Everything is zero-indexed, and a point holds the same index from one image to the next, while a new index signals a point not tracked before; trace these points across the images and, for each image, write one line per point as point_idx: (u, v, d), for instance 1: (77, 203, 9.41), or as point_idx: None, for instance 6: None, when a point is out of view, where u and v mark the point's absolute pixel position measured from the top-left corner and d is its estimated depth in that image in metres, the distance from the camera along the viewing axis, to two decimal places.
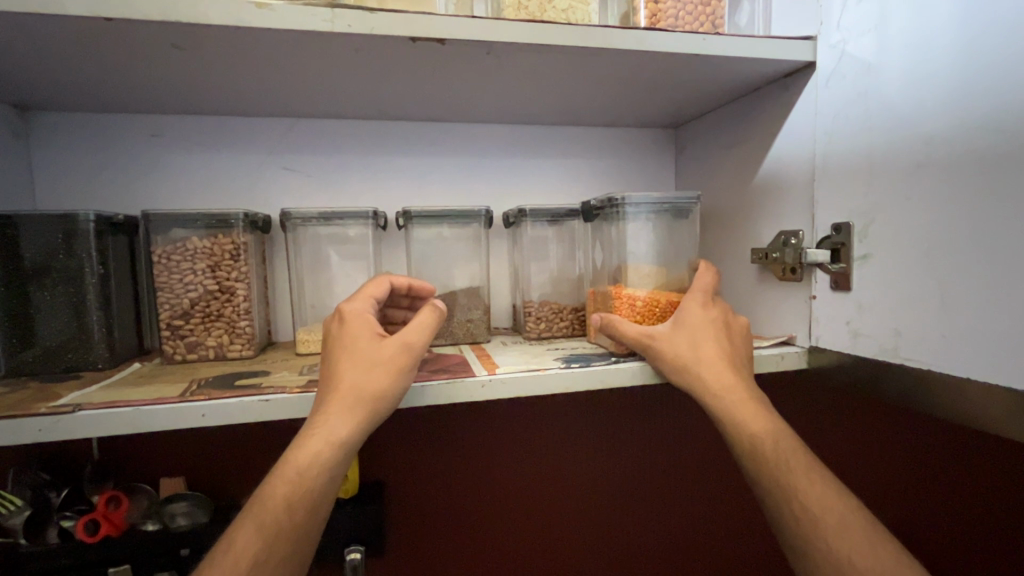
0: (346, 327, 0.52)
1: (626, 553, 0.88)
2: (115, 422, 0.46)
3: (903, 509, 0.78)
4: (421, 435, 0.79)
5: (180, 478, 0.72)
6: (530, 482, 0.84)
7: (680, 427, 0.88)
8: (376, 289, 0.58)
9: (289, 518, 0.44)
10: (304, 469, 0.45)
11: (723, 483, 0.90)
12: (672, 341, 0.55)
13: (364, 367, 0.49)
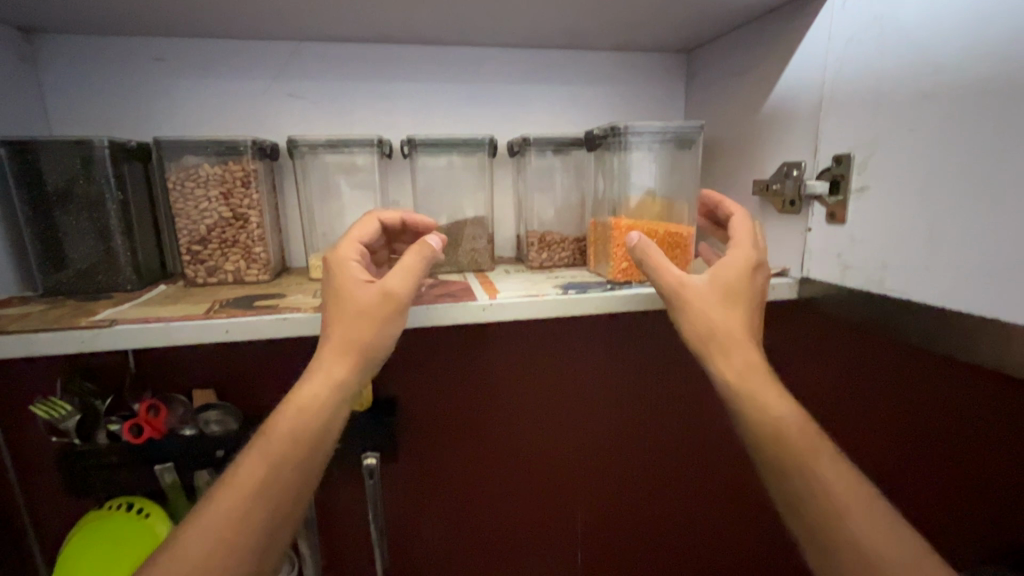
0: (332, 276, 0.54)
1: (617, 469, 0.96)
2: (147, 336, 0.51)
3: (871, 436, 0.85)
4: (428, 357, 0.84)
5: (210, 390, 0.79)
6: (532, 402, 0.90)
7: (675, 355, 0.93)
8: (360, 232, 0.60)
9: (292, 449, 0.47)
10: (305, 407, 0.49)
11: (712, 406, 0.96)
12: (704, 294, 0.53)
13: (353, 316, 0.52)
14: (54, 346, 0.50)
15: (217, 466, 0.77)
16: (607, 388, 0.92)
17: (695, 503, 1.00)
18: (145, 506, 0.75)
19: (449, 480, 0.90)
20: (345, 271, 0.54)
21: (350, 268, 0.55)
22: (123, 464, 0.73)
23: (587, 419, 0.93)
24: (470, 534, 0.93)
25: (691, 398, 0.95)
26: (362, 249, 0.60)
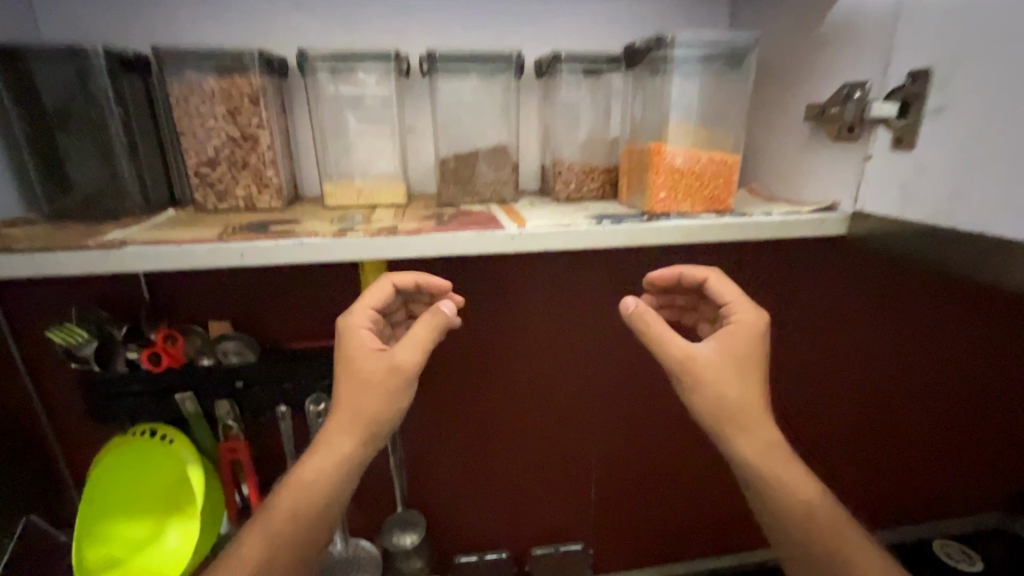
0: (345, 343, 0.62)
1: (632, 413, 0.96)
2: (159, 258, 0.48)
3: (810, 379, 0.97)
4: (446, 294, 0.81)
5: (228, 321, 0.77)
6: (552, 341, 0.88)
7: None
8: (377, 293, 0.66)
9: (292, 529, 0.60)
10: (306, 489, 0.61)
11: None
12: (712, 366, 0.61)
13: (361, 392, 0.61)
14: (64, 267, 0.47)
15: (237, 396, 0.77)
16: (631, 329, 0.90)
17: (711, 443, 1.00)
18: (168, 432, 0.76)
19: (466, 417, 0.90)
20: (357, 356, 0.61)
21: (362, 348, 0.61)
22: (145, 392, 0.74)
23: (607, 358, 0.91)
24: (488, 465, 0.95)
25: None
26: (377, 315, 0.66)
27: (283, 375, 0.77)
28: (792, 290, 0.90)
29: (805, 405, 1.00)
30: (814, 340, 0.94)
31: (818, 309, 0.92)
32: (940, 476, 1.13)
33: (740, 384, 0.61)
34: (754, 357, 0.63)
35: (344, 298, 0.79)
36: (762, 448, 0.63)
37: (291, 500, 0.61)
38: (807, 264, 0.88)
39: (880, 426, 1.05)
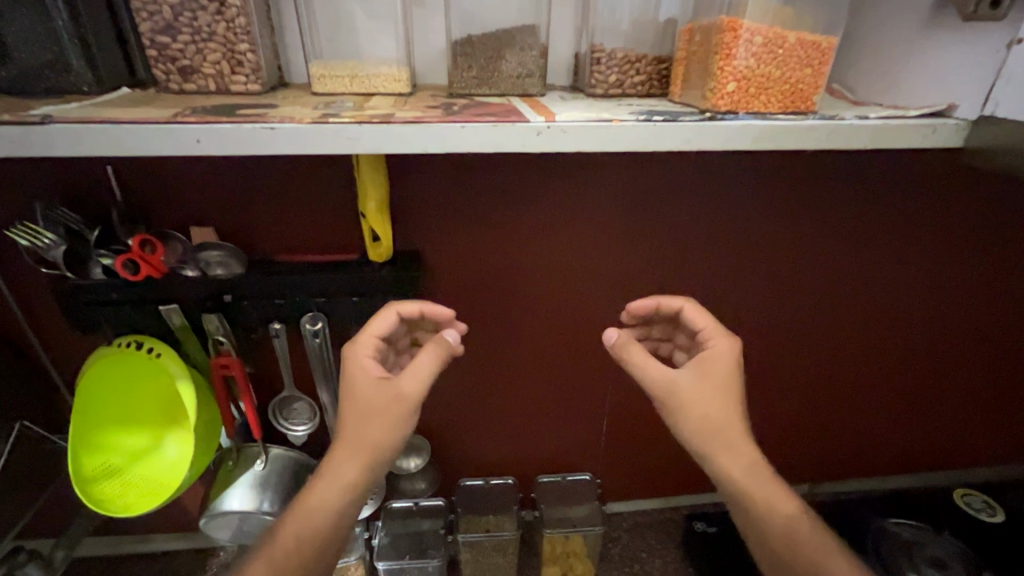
0: (350, 370, 0.64)
1: None
2: (97, 141, 0.40)
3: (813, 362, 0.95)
4: (456, 207, 0.72)
5: (211, 228, 0.69)
6: (574, 265, 0.79)
7: (748, 223, 0.78)
8: (383, 321, 0.68)
9: (298, 552, 0.61)
10: (313, 511, 0.61)
11: (772, 285, 0.85)
12: (692, 398, 0.61)
13: (367, 418, 0.62)
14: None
15: (225, 310, 0.71)
16: (665, 256, 0.79)
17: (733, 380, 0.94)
18: (155, 345, 0.70)
19: (475, 344, 0.84)
20: (362, 383, 0.64)
21: (368, 375, 0.63)
22: (125, 303, 0.68)
23: (634, 287, 0.81)
24: (498, 390, 0.90)
25: (753, 273, 0.83)
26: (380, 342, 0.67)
27: (273, 290, 0.70)
28: (856, 212, 0.80)
29: (848, 337, 0.93)
30: (869, 268, 0.85)
31: (881, 232, 0.82)
32: (975, 420, 1.08)
33: (717, 405, 0.61)
34: (733, 389, 0.62)
35: (339, 206, 0.69)
36: (747, 466, 0.61)
37: (298, 521, 0.61)
38: (873, 186, 0.78)
39: (924, 365, 0.98)
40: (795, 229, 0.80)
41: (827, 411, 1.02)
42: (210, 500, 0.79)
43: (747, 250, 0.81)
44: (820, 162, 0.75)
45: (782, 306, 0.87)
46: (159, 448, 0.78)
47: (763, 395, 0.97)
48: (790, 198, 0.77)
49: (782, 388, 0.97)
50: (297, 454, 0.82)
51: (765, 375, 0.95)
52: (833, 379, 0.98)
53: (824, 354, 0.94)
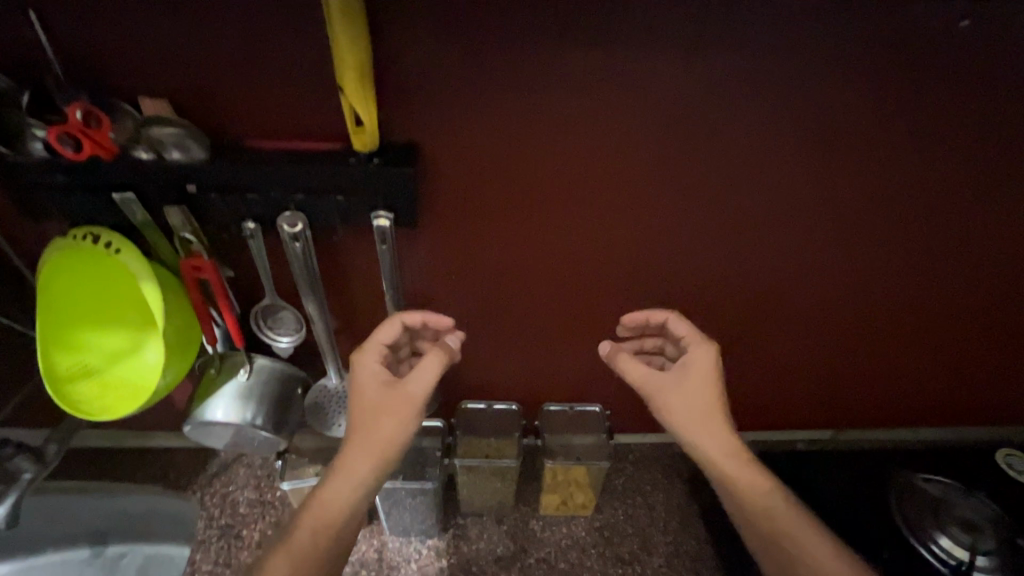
0: (359, 374, 0.68)
1: (684, 276, 0.77)
2: None
3: (837, 346, 0.89)
4: (463, 87, 0.58)
5: (165, 101, 0.57)
6: (601, 173, 0.66)
7: (826, 128, 0.63)
8: (388, 329, 0.70)
9: (314, 544, 0.61)
10: (329, 506, 0.63)
11: (838, 211, 0.71)
12: (667, 393, 0.70)
13: (378, 419, 0.66)
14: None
15: (190, 203, 0.61)
16: (714, 167, 0.65)
17: (769, 317, 0.84)
18: (114, 241, 0.61)
19: (481, 259, 0.74)
20: (368, 385, 0.68)
21: (376, 376, 0.68)
22: (76, 189, 0.59)
23: (671, 203, 0.69)
24: (505, 314, 0.81)
25: (818, 195, 0.69)
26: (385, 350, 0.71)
27: (244, 182, 0.59)
28: (967, 125, 0.63)
29: (914, 279, 0.80)
30: (960, 197, 0.70)
31: (988, 153, 0.66)
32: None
33: (699, 404, 0.69)
34: (713, 390, 0.69)
35: (317, 81, 0.56)
36: (723, 449, 0.68)
37: (314, 519, 0.62)
38: (996, 90, 0.60)
39: (993, 315, 0.86)
40: (881, 140, 0.64)
41: (870, 358, 0.92)
42: (192, 409, 0.75)
43: (816, 165, 0.66)
44: (939, 51, 0.57)
45: (843, 236, 0.74)
46: (138, 351, 0.72)
47: (801, 336, 0.87)
48: (884, 100, 0.61)
49: (824, 330, 0.87)
50: (283, 367, 0.77)
51: (807, 314, 0.84)
52: (886, 324, 0.86)
53: (881, 295, 0.82)
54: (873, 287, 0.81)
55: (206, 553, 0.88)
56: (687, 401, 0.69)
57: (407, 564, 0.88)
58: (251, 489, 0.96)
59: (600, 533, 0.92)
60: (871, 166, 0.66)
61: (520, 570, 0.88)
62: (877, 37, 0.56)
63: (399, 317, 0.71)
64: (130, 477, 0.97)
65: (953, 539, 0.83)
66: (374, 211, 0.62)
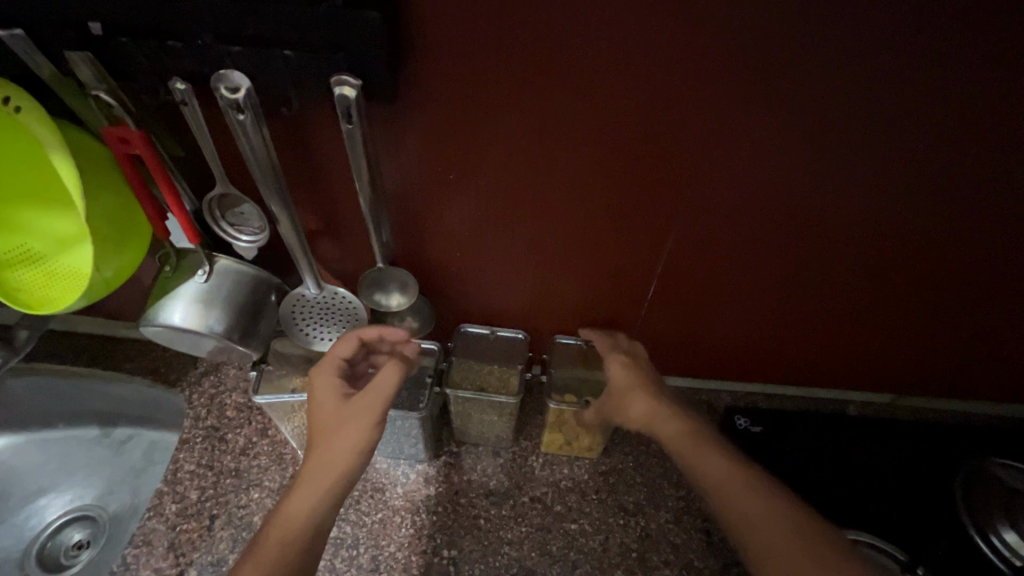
0: (317, 391, 0.65)
1: (744, 196, 0.59)
2: None
3: (915, 307, 0.73)
4: None
5: None
6: (649, 39, 0.47)
7: None
8: (342, 348, 0.68)
9: (278, 556, 0.54)
10: (294, 515, 0.57)
11: (985, 119, 0.50)
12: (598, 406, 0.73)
13: (337, 430, 0.61)
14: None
15: (99, 51, 0.46)
16: (814, 38, 0.45)
17: (845, 258, 0.66)
18: (12, 97, 0.48)
19: (481, 156, 0.57)
20: (327, 399, 0.64)
21: (335, 390, 0.65)
22: None
23: (744, 90, 0.49)
24: (513, 228, 0.66)
25: (961, 92, 0.48)
26: (343, 368, 0.68)
27: (158, 20, 0.44)
28: None
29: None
30: None
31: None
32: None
33: (624, 399, 0.71)
34: (635, 384, 0.71)
35: None
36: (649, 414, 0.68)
37: (279, 529, 0.56)
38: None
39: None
40: None
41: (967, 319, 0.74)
42: (147, 311, 0.65)
43: (972, 41, 0.45)
44: None
45: (977, 158, 0.53)
46: (82, 241, 0.62)
47: (883, 283, 0.70)
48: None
49: (914, 278, 0.68)
50: (247, 270, 0.66)
51: (898, 259, 0.66)
52: (1001, 278, 0.67)
53: (1010, 241, 0.62)
54: (987, 238, 0.62)
55: (190, 453, 0.85)
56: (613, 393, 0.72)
57: (393, 488, 0.82)
58: (240, 393, 0.92)
59: (604, 478, 0.84)
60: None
61: (512, 507, 0.81)
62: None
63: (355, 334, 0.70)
64: (124, 367, 0.94)
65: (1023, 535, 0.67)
66: (337, 75, 0.46)
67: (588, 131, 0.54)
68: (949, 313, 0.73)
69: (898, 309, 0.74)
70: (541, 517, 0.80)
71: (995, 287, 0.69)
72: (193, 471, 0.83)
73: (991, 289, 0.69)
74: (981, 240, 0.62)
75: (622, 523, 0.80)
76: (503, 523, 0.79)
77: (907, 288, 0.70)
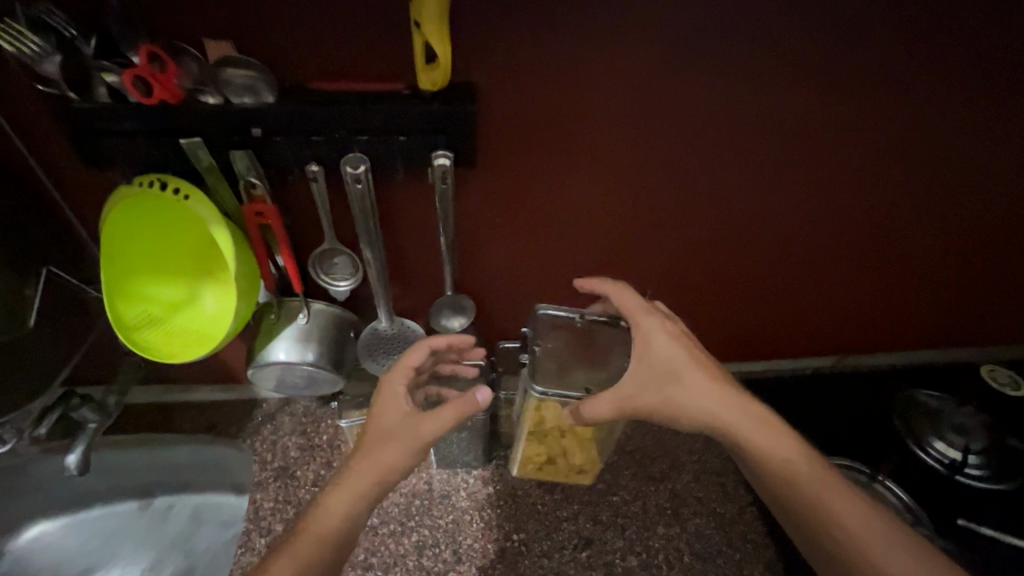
0: (381, 398, 0.68)
1: (718, 214, 0.80)
2: None
3: (849, 287, 0.95)
4: (522, 24, 0.58)
5: (226, 42, 0.57)
6: (650, 112, 0.67)
7: (868, 63, 0.65)
8: (415, 358, 0.71)
9: (306, 563, 0.57)
10: (326, 522, 0.60)
11: (868, 146, 0.74)
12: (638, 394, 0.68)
13: (388, 447, 0.63)
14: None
15: (255, 148, 0.62)
16: (756, 106, 0.67)
17: (795, 253, 0.88)
18: (180, 187, 0.63)
19: (526, 202, 0.76)
20: (389, 410, 0.67)
21: (399, 402, 0.67)
22: (140, 133, 0.59)
23: (713, 139, 0.71)
24: (546, 255, 0.84)
25: (851, 130, 0.72)
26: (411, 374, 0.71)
27: (309, 124, 0.60)
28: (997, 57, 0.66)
29: (934, 212, 0.84)
30: (985, 130, 0.73)
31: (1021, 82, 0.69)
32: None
33: (682, 381, 0.68)
34: (683, 352, 0.69)
35: (380, 20, 0.56)
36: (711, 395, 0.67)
37: (309, 535, 0.59)
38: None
39: (1005, 245, 0.91)
40: (916, 74, 0.66)
41: (886, 291, 0.97)
42: (254, 351, 0.77)
43: (854, 99, 0.68)
44: None
45: (870, 172, 0.77)
46: (195, 302, 0.75)
47: (824, 270, 0.92)
48: (929, 29, 0.63)
49: (845, 262, 0.91)
50: (337, 310, 0.80)
51: (832, 251, 0.88)
52: (904, 257, 0.91)
53: (902, 228, 0.86)
54: (886, 228, 0.86)
55: (266, 493, 0.94)
56: (654, 376, 0.68)
57: (457, 492, 0.94)
58: (299, 434, 1.01)
59: (633, 456, 0.99)
60: (910, 97, 0.69)
61: (563, 491, 0.94)
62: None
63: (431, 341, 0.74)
64: (182, 429, 1.01)
65: (948, 442, 0.91)
66: (435, 151, 0.64)
67: (606, 176, 0.74)
68: (874, 288, 0.96)
69: (838, 289, 0.96)
70: (589, 495, 0.94)
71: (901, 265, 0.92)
72: (272, 507, 0.93)
73: (897, 266, 0.93)
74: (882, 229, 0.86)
75: (654, 488, 0.96)
76: (558, 505, 0.93)
77: (841, 272, 0.93)
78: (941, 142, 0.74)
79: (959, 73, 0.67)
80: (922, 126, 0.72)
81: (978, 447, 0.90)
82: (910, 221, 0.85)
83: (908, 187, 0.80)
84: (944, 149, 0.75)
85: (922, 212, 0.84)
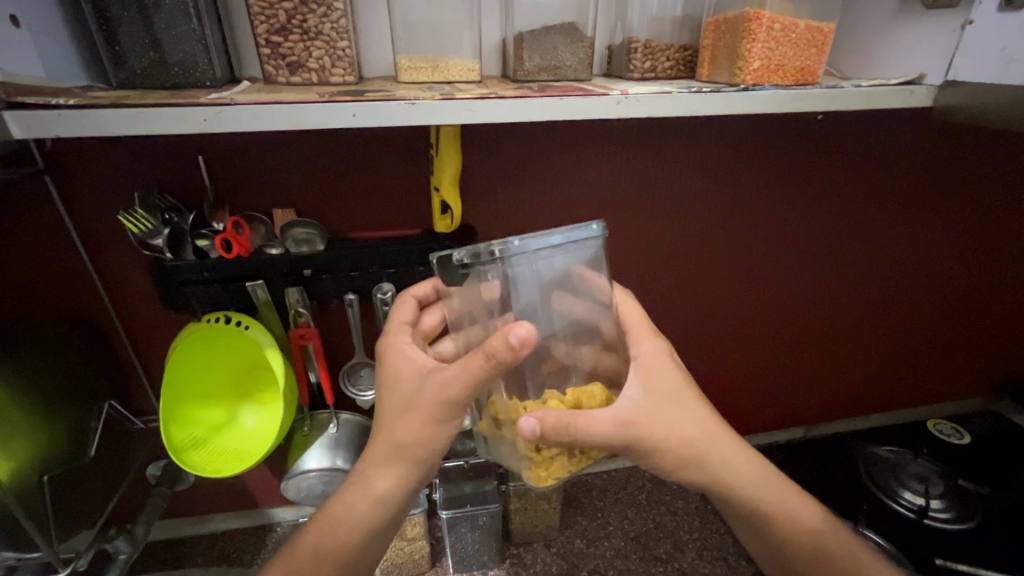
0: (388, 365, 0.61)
1: (677, 309, 0.97)
2: (263, 117, 0.50)
3: (801, 359, 1.11)
4: (510, 184, 0.79)
5: (290, 209, 0.75)
6: (613, 235, 0.87)
7: (763, 190, 0.88)
8: (404, 313, 0.66)
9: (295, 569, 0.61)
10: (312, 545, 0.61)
11: (782, 247, 0.95)
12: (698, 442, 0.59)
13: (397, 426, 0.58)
14: (176, 124, 0.49)
15: (305, 285, 0.77)
16: (688, 225, 0.89)
17: (747, 334, 1.04)
18: (242, 319, 0.77)
19: None
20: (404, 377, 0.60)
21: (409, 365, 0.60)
22: (215, 280, 0.73)
23: (661, 250, 0.90)
24: None
25: (765, 235, 0.93)
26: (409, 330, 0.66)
27: (349, 264, 0.76)
28: (851, 179, 0.91)
29: (846, 292, 1.04)
30: (863, 228, 0.97)
31: (876, 193, 0.93)
32: (956, 362, 1.20)
33: None
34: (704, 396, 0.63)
35: (406, 186, 0.78)
36: None
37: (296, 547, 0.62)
38: (869, 153, 0.89)
39: (911, 316, 1.11)
40: (799, 195, 0.90)
41: (831, 360, 1.13)
42: (291, 463, 0.87)
43: (761, 213, 0.90)
44: (821, 136, 0.85)
45: (789, 263, 0.97)
46: (235, 423, 0.83)
47: (775, 346, 1.08)
48: (800, 166, 0.87)
49: (791, 338, 1.07)
50: (362, 418, 0.91)
51: (777, 331, 1.06)
52: (836, 330, 1.09)
53: (827, 305, 1.05)
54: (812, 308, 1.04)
55: None
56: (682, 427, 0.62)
57: None
58: None
59: (637, 540, 1.05)
60: (800, 208, 0.92)
61: None
62: (788, 125, 0.83)
63: (410, 292, 0.68)
64: (194, 562, 1.00)
65: (913, 491, 0.98)
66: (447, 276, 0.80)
67: None
68: (819, 358, 1.12)
69: (791, 363, 1.11)
70: None
71: (835, 337, 1.10)
72: None
73: (832, 339, 1.10)
74: (811, 309, 1.04)
75: (662, 569, 1.00)
76: None
77: (790, 348, 1.09)
78: (833, 238, 0.96)
79: (829, 191, 0.91)
80: (815, 229, 0.95)
81: (937, 492, 0.98)
82: (833, 300, 1.04)
83: (821, 273, 1.00)
84: (839, 243, 0.97)
85: (838, 293, 1.03)
